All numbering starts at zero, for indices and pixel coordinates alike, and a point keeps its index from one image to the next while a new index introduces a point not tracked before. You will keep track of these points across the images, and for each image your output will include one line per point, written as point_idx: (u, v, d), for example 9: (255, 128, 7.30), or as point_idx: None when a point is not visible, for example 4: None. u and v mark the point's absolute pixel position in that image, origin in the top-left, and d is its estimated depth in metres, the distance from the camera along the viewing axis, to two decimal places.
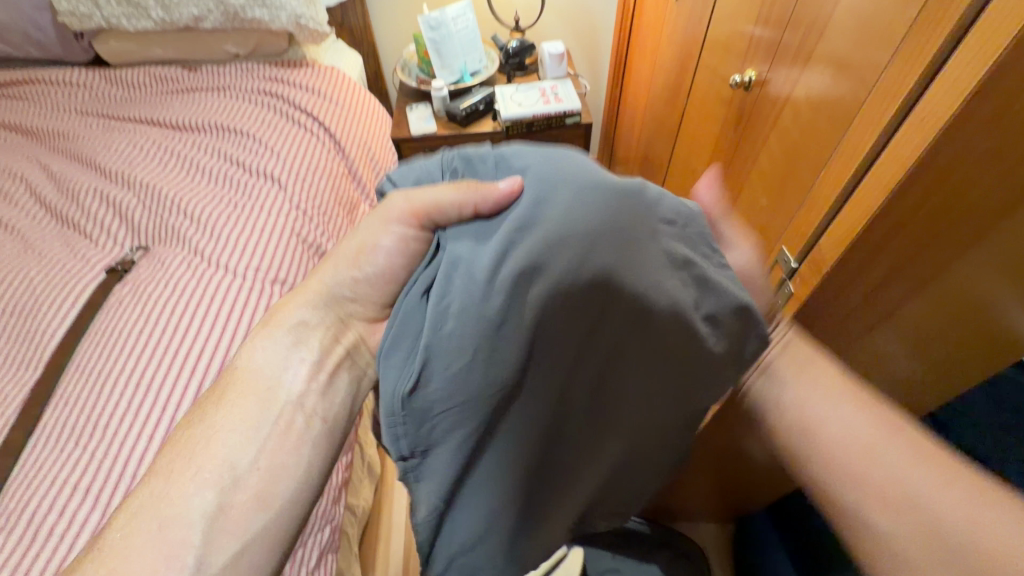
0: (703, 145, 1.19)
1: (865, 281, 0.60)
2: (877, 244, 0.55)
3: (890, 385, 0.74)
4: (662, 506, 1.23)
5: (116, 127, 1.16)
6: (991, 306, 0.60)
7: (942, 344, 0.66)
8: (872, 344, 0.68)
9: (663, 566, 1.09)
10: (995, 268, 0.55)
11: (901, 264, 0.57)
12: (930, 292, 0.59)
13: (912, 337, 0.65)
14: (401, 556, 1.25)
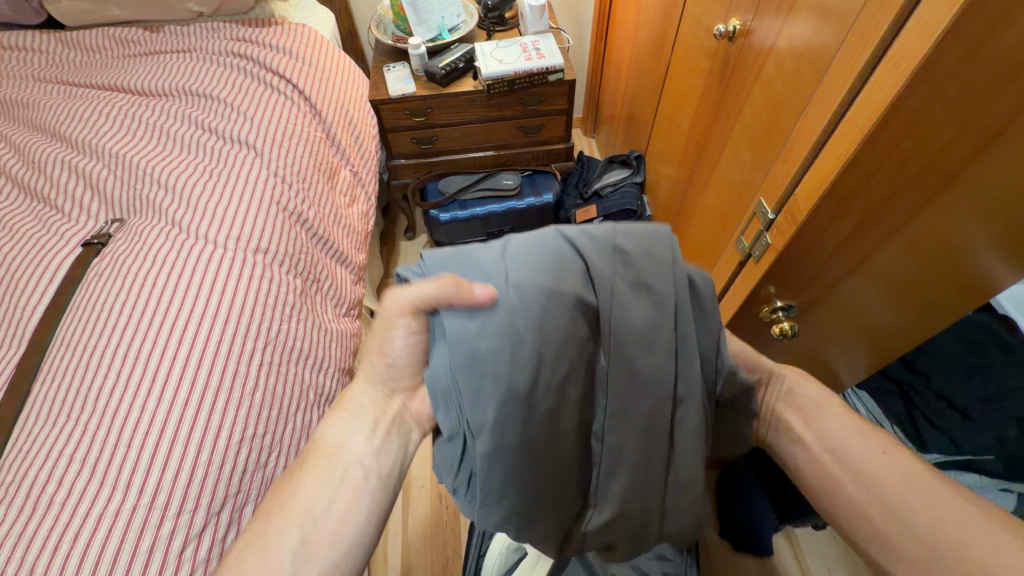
0: (687, 101, 1.18)
1: (838, 232, 0.63)
2: (849, 195, 0.58)
3: (864, 335, 0.79)
4: None
5: (78, 95, 1.11)
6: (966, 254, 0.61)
7: (920, 297, 0.69)
8: (846, 296, 0.72)
9: None
10: (968, 215, 0.56)
11: (873, 215, 0.60)
12: (901, 246, 0.62)
13: (888, 289, 0.69)
14: (400, 512, 1.30)
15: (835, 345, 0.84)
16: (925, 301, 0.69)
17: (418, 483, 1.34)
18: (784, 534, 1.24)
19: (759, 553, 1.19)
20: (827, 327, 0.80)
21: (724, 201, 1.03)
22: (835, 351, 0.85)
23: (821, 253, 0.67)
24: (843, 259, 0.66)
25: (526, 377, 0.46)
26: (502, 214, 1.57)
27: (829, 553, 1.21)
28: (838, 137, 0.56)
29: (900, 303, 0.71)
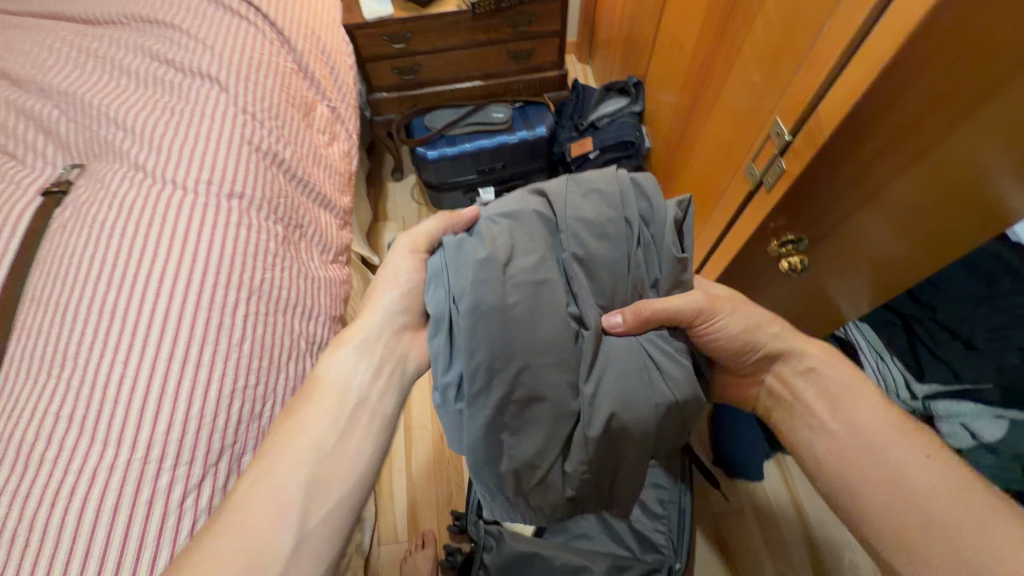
0: (692, 15, 1.07)
1: (854, 155, 0.59)
2: (871, 110, 0.54)
3: (862, 278, 0.78)
4: None
5: (15, 24, 1.00)
6: (985, 181, 0.57)
7: (922, 241, 0.68)
8: (847, 237, 0.71)
9: None
10: (993, 137, 0.51)
11: (893, 136, 0.55)
12: (909, 188, 0.60)
13: (890, 233, 0.68)
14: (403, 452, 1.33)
15: (832, 287, 0.83)
16: (935, 232, 0.65)
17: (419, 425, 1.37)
18: (774, 461, 1.28)
19: (749, 478, 1.24)
20: (826, 270, 0.79)
21: (727, 131, 0.98)
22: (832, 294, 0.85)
23: (827, 193, 0.65)
24: (848, 199, 0.65)
25: (510, 247, 0.59)
26: (494, 150, 1.49)
27: None
28: (869, 45, 0.51)
29: (907, 234, 0.67)
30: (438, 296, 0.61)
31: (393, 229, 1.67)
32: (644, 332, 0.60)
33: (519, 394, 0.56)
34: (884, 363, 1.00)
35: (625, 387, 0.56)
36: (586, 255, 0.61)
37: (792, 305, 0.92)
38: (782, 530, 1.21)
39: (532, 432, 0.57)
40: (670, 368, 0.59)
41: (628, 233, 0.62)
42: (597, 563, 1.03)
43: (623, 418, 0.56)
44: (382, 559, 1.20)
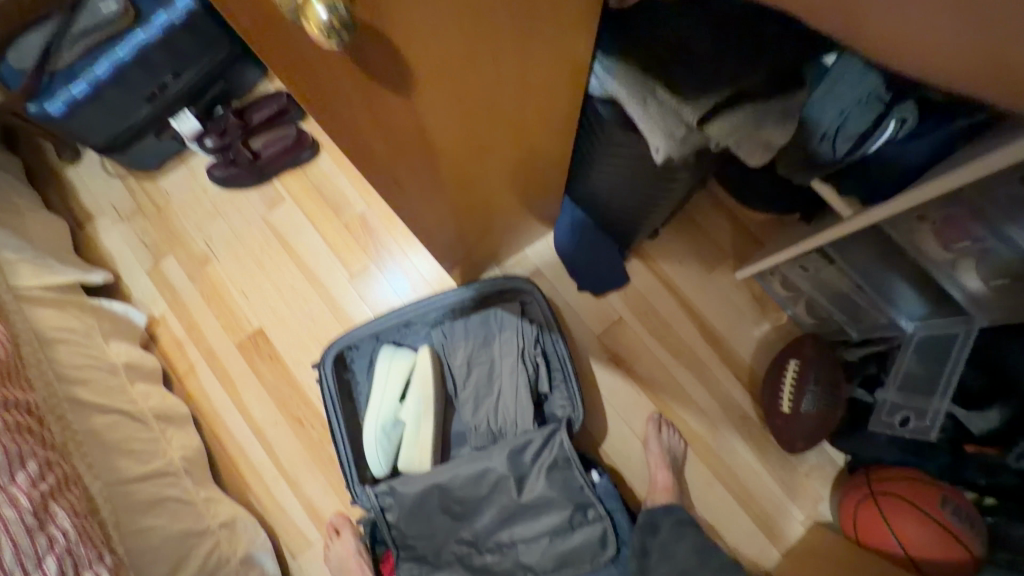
0: None
1: (420, 165, 0.58)
2: (382, 159, 0.51)
3: (528, 163, 0.82)
4: (480, 262, 1.14)
5: None
6: (508, 68, 0.52)
7: (553, 104, 0.67)
8: (494, 151, 0.69)
9: (507, 315, 1.10)
10: (471, 73, 0.48)
11: (410, 152, 0.54)
12: (495, 159, 0.72)
13: (517, 169, 0.81)
14: (268, 460, 1.13)
15: (530, 177, 0.88)
16: (541, 98, 0.63)
17: (271, 423, 1.14)
18: (635, 255, 1.19)
19: (618, 282, 1.16)
20: (506, 175, 0.80)
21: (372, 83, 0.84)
22: (534, 179, 0.90)
23: (442, 160, 0.62)
24: (469, 144, 0.62)
25: (485, 349, 1.09)
26: (122, 78, 1.02)
27: (676, 247, 1.19)
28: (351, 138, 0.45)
29: (527, 99, 0.61)
30: (450, 395, 1.11)
31: (109, 223, 1.25)
32: (521, 375, 1.06)
33: (460, 396, 1.09)
34: (642, 103, 0.65)
35: (505, 405, 1.05)
36: (499, 331, 1.09)
37: (515, 214, 1.01)
38: (667, 316, 1.16)
39: (469, 425, 1.07)
40: (522, 383, 1.05)
41: (525, 384, 1.05)
42: (493, 459, 0.92)
43: (501, 422, 1.05)
44: (305, 569, 1.07)
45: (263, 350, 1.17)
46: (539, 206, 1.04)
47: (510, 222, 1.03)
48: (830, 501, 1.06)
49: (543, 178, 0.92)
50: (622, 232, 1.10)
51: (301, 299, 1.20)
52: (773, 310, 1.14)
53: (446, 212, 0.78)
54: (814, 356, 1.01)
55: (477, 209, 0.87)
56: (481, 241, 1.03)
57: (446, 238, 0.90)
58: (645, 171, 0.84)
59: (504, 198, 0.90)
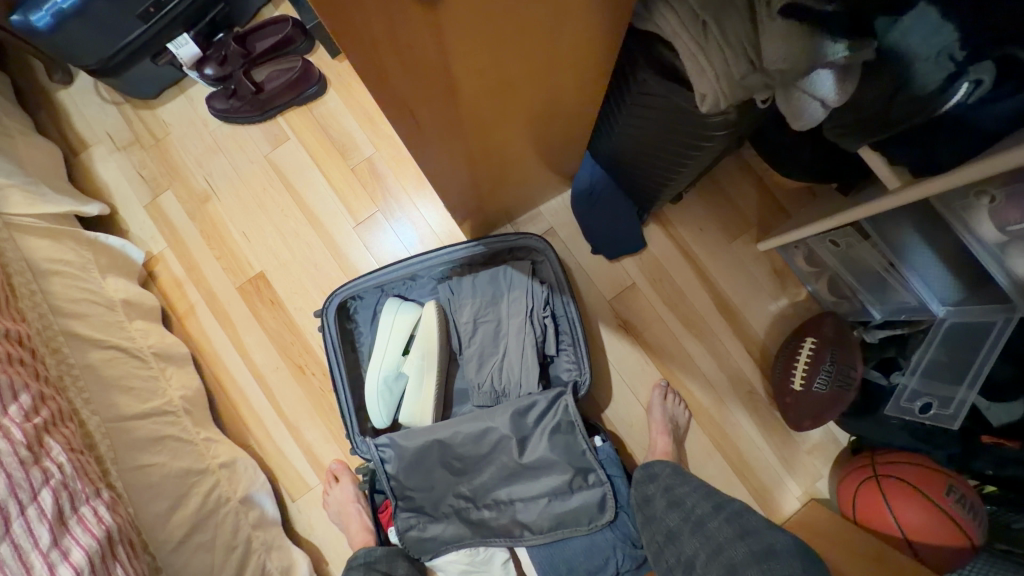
0: None
1: (437, 98, 0.53)
2: (397, 85, 0.46)
3: (552, 110, 0.75)
4: (491, 217, 1.08)
5: None
6: None
7: (588, 44, 0.61)
8: (517, 91, 0.64)
9: (516, 273, 1.06)
10: None
11: (427, 80, 0.49)
12: (518, 102, 0.66)
13: (540, 118, 0.75)
14: (269, 404, 1.12)
15: (552, 127, 0.82)
16: (575, 35, 0.57)
17: (271, 368, 1.13)
18: (655, 219, 1.14)
19: (634, 246, 1.12)
20: (527, 121, 0.74)
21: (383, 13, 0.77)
22: (556, 130, 0.84)
23: (462, 98, 0.57)
24: (492, 80, 0.56)
25: (492, 308, 1.05)
26: None
27: (698, 212, 1.13)
28: (367, 58, 0.40)
29: (560, 34, 0.55)
30: (454, 351, 1.09)
31: (104, 152, 1.19)
32: (528, 336, 1.03)
33: (464, 353, 1.06)
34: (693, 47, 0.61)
35: (510, 365, 1.03)
36: (508, 290, 1.05)
37: (532, 169, 0.96)
38: (680, 285, 1.12)
39: (472, 382, 1.05)
40: (529, 344, 1.02)
41: (532, 346, 1.02)
42: (496, 419, 0.91)
43: (505, 382, 1.03)
44: (304, 512, 1.09)
45: (265, 294, 1.14)
46: (558, 160, 0.98)
47: (527, 176, 0.97)
48: (830, 478, 1.06)
49: (566, 131, 0.86)
50: (642, 196, 1.04)
51: (304, 245, 1.15)
52: (793, 286, 1.10)
53: (460, 159, 0.74)
54: (832, 335, 0.98)
55: (493, 159, 0.82)
56: (494, 195, 0.98)
57: (458, 188, 0.84)
58: (678, 134, 0.77)
59: (522, 150, 0.85)
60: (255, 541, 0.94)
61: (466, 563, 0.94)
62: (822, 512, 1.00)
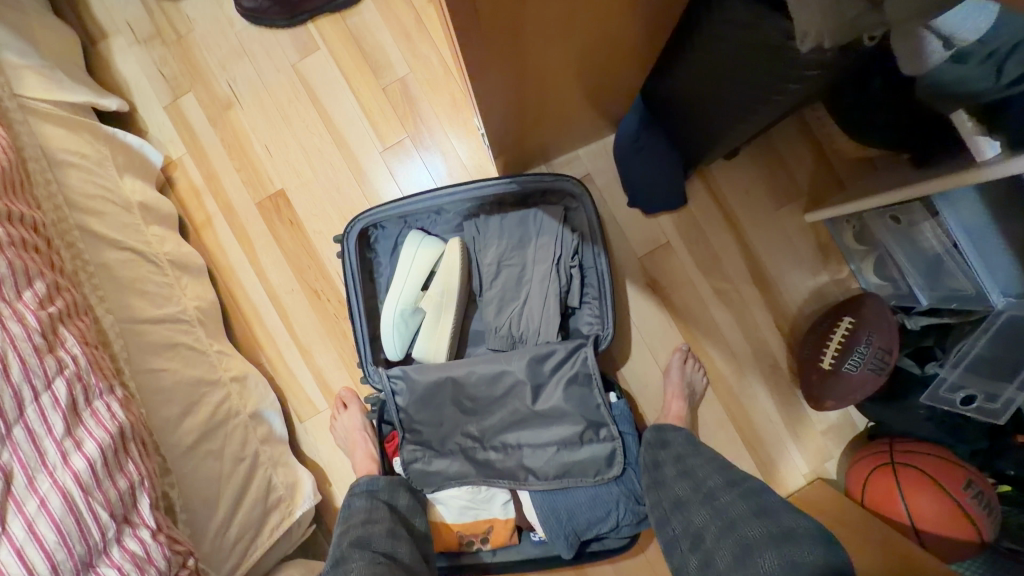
0: None
1: None
2: None
3: (615, 31, 0.68)
4: (525, 156, 1.02)
5: None
6: None
7: None
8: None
9: (548, 218, 1.00)
10: None
11: None
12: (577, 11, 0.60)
13: (597, 39, 0.69)
14: (282, 326, 1.11)
15: (611, 53, 0.74)
16: None
17: (287, 290, 1.11)
18: (699, 176, 1.07)
19: (674, 204, 1.05)
20: (588, 38, 0.67)
21: None
22: (614, 57, 0.76)
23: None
24: None
25: (519, 251, 1.01)
26: None
27: (746, 175, 1.06)
28: None
29: None
30: (475, 294, 1.05)
31: (124, 45, 1.12)
32: (553, 284, 0.99)
33: (484, 296, 1.03)
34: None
35: (530, 313, 1.00)
36: (537, 234, 1.00)
37: (580, 104, 0.88)
38: (716, 249, 1.07)
39: (489, 327, 1.02)
40: (552, 292, 0.99)
41: (556, 296, 0.99)
42: (512, 363, 0.89)
43: (523, 330, 1.00)
44: (310, 435, 1.10)
45: (284, 213, 1.11)
46: (607, 98, 0.90)
47: (571, 111, 0.90)
48: (840, 461, 1.04)
49: (622, 61, 0.79)
50: (691, 150, 0.97)
51: (327, 165, 1.10)
52: (835, 263, 1.04)
53: (506, 76, 0.68)
54: (871, 317, 0.93)
55: (542, 87, 0.75)
56: (534, 130, 0.91)
57: (501, 113, 0.78)
58: (752, 74, 0.69)
59: (572, 80, 0.78)
60: (263, 455, 0.95)
61: (466, 500, 0.96)
62: (828, 492, 0.99)
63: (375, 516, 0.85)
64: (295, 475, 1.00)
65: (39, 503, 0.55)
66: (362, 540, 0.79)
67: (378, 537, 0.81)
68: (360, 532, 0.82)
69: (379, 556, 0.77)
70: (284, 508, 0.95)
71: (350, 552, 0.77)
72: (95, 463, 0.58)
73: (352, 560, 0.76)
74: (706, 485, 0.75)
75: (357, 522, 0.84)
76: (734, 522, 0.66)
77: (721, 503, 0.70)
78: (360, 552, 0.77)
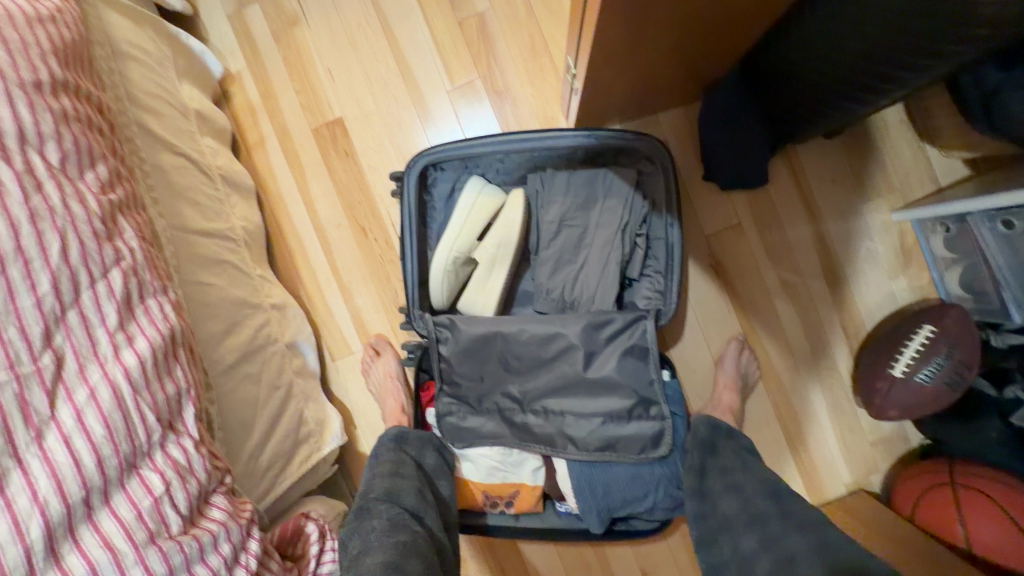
0: None
1: None
2: None
3: None
4: (604, 112, 0.95)
5: None
6: None
7: None
8: None
9: (620, 181, 0.94)
10: None
11: None
12: None
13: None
14: (324, 261, 1.07)
15: (734, 5, 0.66)
16: None
17: (334, 224, 1.06)
18: (783, 158, 1.00)
19: (753, 184, 0.99)
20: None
21: None
22: (735, 10, 0.68)
23: None
24: None
25: (583, 212, 0.95)
26: None
27: (834, 163, 0.99)
28: None
29: None
30: (529, 253, 1.00)
31: None
32: (616, 251, 0.93)
33: (540, 255, 0.98)
34: None
35: (587, 278, 0.95)
36: (605, 196, 0.95)
37: (684, 61, 0.81)
38: (790, 238, 1.00)
39: (541, 288, 0.98)
40: (614, 259, 0.93)
41: (617, 263, 0.94)
42: (568, 326, 0.85)
43: (577, 295, 0.96)
44: (341, 375, 1.07)
45: (340, 143, 1.06)
46: (708, 57, 0.83)
47: (668, 67, 0.82)
48: (888, 476, 0.99)
49: (745, 17, 0.71)
50: (786, 127, 0.90)
51: (390, 98, 1.05)
52: (916, 269, 0.98)
53: (628, 22, 0.61)
54: (954, 329, 0.87)
55: (657, 35, 0.69)
56: (625, 83, 0.85)
57: (603, 59, 0.71)
58: (900, 39, 0.61)
59: (688, 31, 0.71)
60: (296, 388, 0.93)
61: (497, 461, 0.92)
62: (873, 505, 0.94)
63: (404, 468, 0.82)
64: (324, 413, 0.97)
65: (88, 393, 0.51)
66: (392, 493, 0.77)
67: (407, 495, 0.78)
68: (389, 483, 0.79)
69: (407, 519, 0.74)
70: (313, 443, 0.93)
71: (378, 508, 0.75)
72: (147, 362, 0.54)
73: (379, 518, 0.73)
74: (768, 487, 0.72)
75: (386, 473, 0.80)
76: (801, 533, 0.63)
77: (779, 527, 0.65)
78: (386, 511, 0.74)
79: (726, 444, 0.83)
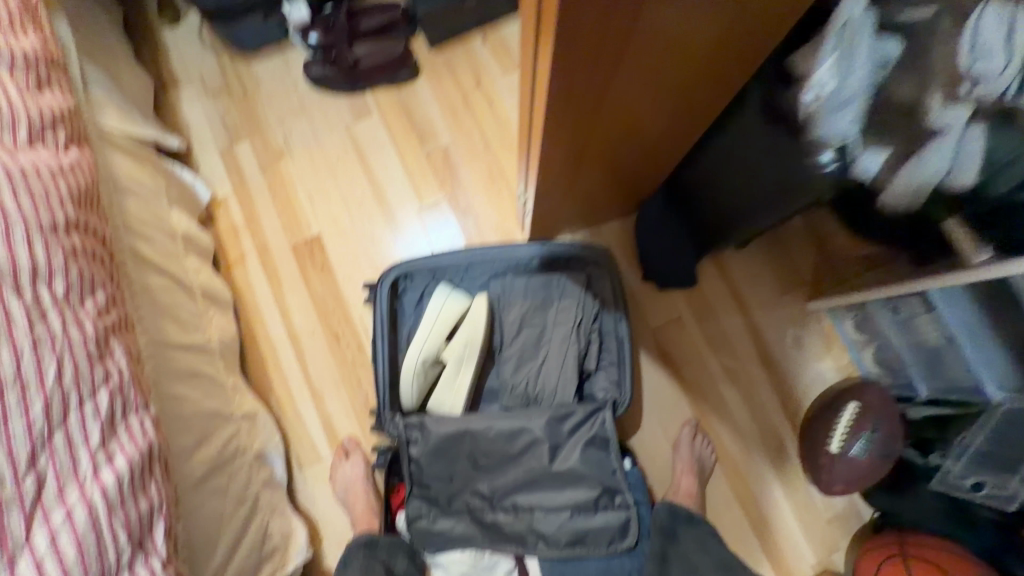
0: None
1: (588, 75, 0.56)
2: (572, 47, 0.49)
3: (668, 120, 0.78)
4: (555, 225, 1.10)
5: None
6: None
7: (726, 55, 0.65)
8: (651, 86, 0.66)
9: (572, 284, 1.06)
10: None
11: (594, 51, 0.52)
12: (643, 103, 0.70)
13: (651, 126, 0.78)
14: (296, 368, 1.11)
15: (651, 140, 0.83)
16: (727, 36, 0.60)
17: (308, 332, 1.12)
18: (710, 259, 1.15)
19: (687, 282, 1.12)
20: (644, 121, 0.76)
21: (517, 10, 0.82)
22: (654, 143, 0.85)
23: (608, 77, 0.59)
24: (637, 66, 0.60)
25: (541, 312, 1.05)
26: None
27: (753, 262, 1.15)
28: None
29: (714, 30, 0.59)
30: (494, 351, 1.08)
31: (193, 95, 1.22)
32: (573, 346, 1.02)
33: (503, 353, 1.05)
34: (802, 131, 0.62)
35: (548, 373, 1.02)
36: (560, 297, 1.06)
37: (618, 182, 0.98)
38: (725, 328, 1.13)
39: (506, 384, 1.04)
40: (571, 355, 1.02)
41: (575, 358, 1.02)
42: (533, 420, 0.90)
43: (540, 390, 1.02)
44: (309, 484, 1.06)
45: (317, 258, 1.15)
46: (637, 181, 1.00)
47: (605, 188, 0.99)
48: (848, 553, 1.03)
49: (660, 151, 0.89)
50: (707, 236, 1.06)
51: (365, 217, 1.17)
52: (837, 351, 1.11)
53: (570, 151, 0.76)
54: (876, 404, 0.97)
55: (594, 162, 0.84)
56: (571, 202, 1.00)
57: (551, 183, 0.85)
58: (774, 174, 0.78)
59: (618, 160, 0.87)
60: (262, 500, 0.92)
61: (467, 565, 0.91)
62: None
63: None
64: (290, 525, 0.95)
65: (63, 514, 0.53)
66: None
67: None
68: None
69: None
70: (276, 559, 0.89)
71: None
72: (124, 480, 0.56)
73: None
74: None
75: None
76: None
77: None
78: None
79: (688, 531, 0.86)
